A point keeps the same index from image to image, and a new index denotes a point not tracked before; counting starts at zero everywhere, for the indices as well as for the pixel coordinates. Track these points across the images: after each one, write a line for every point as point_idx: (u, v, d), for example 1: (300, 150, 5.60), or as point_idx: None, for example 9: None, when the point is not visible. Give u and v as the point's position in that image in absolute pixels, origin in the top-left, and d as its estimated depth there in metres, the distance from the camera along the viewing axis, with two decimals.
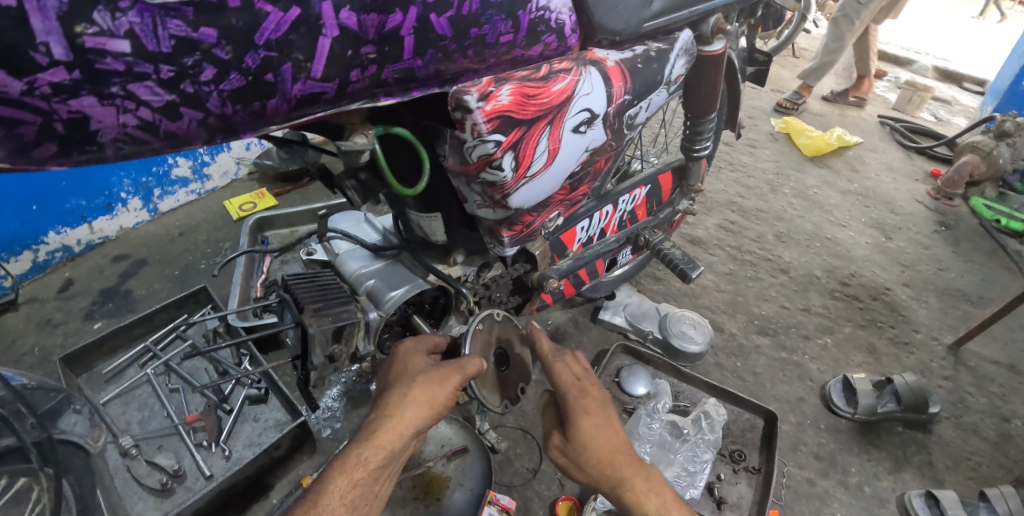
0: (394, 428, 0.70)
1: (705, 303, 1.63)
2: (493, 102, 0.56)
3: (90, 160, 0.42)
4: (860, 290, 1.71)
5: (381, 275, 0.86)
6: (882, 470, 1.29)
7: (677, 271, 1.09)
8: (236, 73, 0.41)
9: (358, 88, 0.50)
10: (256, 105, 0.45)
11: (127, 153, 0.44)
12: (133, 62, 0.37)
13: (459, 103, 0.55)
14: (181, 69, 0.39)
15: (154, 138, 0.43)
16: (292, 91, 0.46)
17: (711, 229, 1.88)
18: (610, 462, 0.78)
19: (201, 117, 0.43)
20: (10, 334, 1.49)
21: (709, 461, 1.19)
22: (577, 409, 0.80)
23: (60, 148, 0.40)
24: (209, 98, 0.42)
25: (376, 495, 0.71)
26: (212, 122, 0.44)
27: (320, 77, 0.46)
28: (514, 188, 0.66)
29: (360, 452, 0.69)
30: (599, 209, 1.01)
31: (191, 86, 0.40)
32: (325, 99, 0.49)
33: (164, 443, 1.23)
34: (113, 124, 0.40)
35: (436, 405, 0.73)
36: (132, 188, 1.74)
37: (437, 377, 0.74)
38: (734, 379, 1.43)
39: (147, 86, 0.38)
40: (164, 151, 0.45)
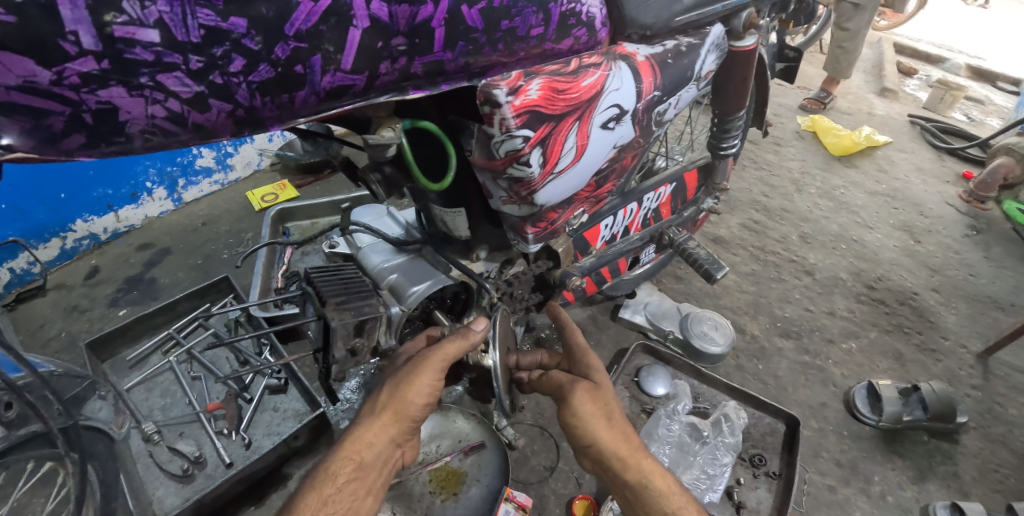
0: (362, 439, 0.73)
1: (727, 304, 1.60)
2: (522, 97, 0.55)
3: (117, 153, 0.42)
4: (886, 294, 1.66)
5: (403, 270, 0.86)
6: (907, 480, 1.26)
7: (701, 271, 1.07)
8: (266, 64, 0.41)
9: (387, 81, 0.49)
10: (284, 98, 0.44)
11: (154, 145, 0.43)
12: (162, 52, 0.37)
13: (488, 98, 0.54)
14: (210, 60, 0.38)
15: (181, 130, 0.42)
16: (321, 83, 0.45)
17: (734, 228, 1.85)
18: (626, 421, 0.80)
19: (229, 109, 0.42)
20: (39, 319, 1.53)
21: (730, 464, 1.17)
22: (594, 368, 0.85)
23: (88, 140, 0.39)
24: (238, 89, 0.41)
25: (355, 509, 0.72)
26: (240, 115, 0.43)
27: (349, 69, 0.45)
28: (541, 184, 0.65)
29: (329, 466, 0.73)
30: (624, 207, 0.99)
31: (221, 77, 0.40)
32: (353, 91, 0.48)
33: (185, 430, 1.25)
34: (141, 115, 0.39)
35: (403, 414, 0.74)
36: (157, 178, 1.77)
37: (403, 381, 0.73)
38: (755, 382, 1.41)
39: (176, 77, 0.38)
40: (192, 144, 0.45)
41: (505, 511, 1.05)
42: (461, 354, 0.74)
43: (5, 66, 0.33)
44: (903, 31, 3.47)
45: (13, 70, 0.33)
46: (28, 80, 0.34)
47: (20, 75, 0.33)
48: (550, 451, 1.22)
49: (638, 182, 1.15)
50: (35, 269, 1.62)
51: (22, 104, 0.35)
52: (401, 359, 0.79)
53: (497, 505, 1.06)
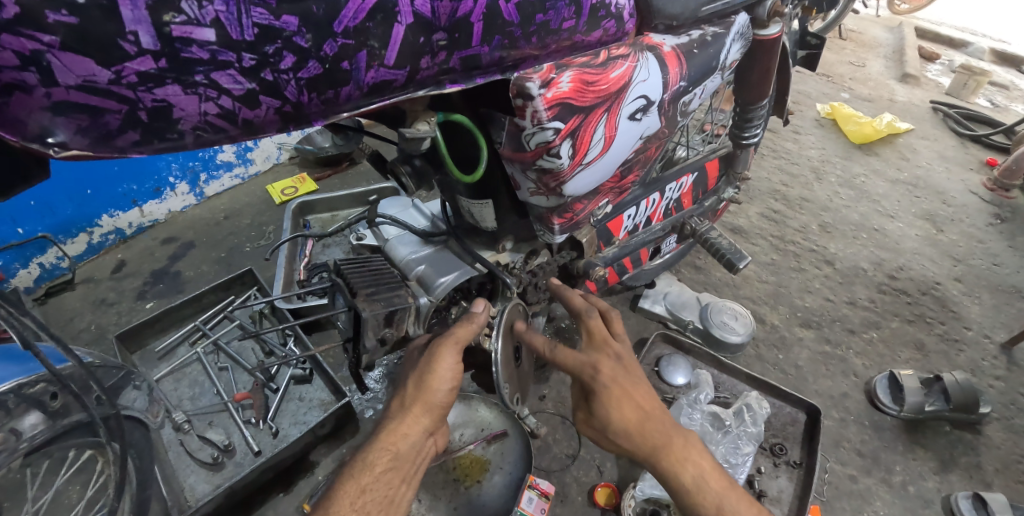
0: (396, 430, 0.75)
1: (747, 294, 1.59)
2: (554, 89, 0.55)
3: (168, 149, 0.43)
4: (908, 284, 1.65)
5: (430, 261, 0.87)
6: (929, 470, 1.26)
7: (723, 261, 1.07)
8: (315, 61, 0.42)
9: (427, 75, 0.50)
10: (330, 94, 0.45)
11: (204, 142, 0.44)
12: (217, 51, 0.38)
13: (521, 91, 0.54)
14: (262, 57, 0.40)
15: (232, 127, 0.43)
16: (365, 78, 0.46)
17: (753, 218, 1.83)
18: (637, 432, 0.76)
19: (278, 105, 0.43)
20: (69, 311, 1.58)
21: (752, 453, 1.18)
22: (597, 383, 0.78)
23: (142, 137, 0.40)
24: (287, 87, 0.42)
25: (391, 499, 0.74)
26: (287, 111, 0.44)
27: (392, 64, 0.46)
28: (569, 176, 0.65)
29: (366, 457, 0.75)
30: (646, 198, 0.99)
31: (271, 74, 0.41)
32: (394, 86, 0.48)
33: (214, 419, 1.30)
34: (195, 113, 0.40)
35: (432, 406, 0.76)
36: (180, 172, 1.80)
37: (425, 370, 0.75)
38: (775, 372, 1.41)
39: (229, 75, 0.39)
40: (239, 140, 0.46)
41: (528, 498, 1.07)
42: (471, 337, 0.77)
43: (67, 66, 0.34)
44: (924, 15, 3.39)
45: (74, 70, 0.34)
46: (88, 80, 0.35)
47: (80, 75, 0.35)
48: (572, 440, 1.24)
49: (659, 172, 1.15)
50: (64, 263, 1.66)
51: (78, 102, 0.36)
52: (416, 350, 0.80)
53: (521, 492, 1.08)
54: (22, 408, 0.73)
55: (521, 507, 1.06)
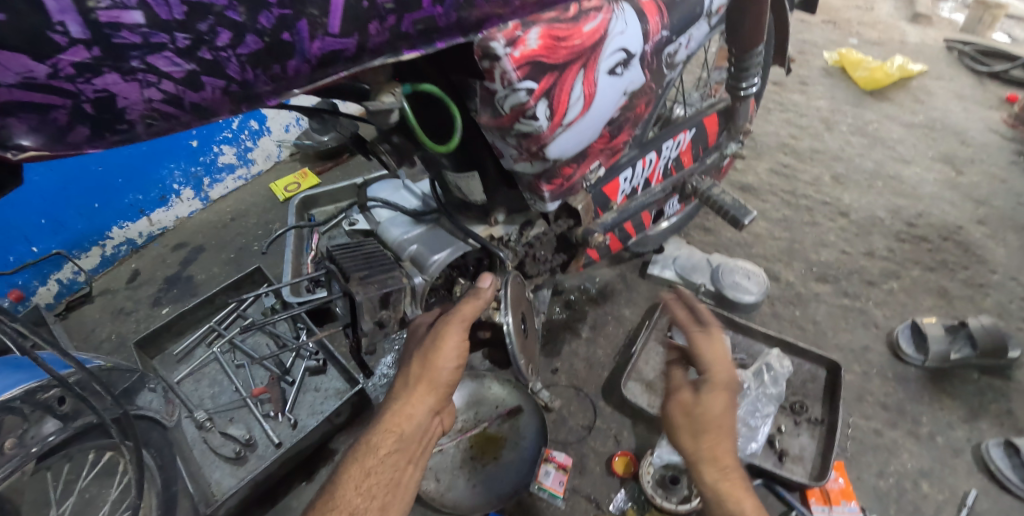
0: (401, 412, 0.76)
1: (760, 253, 1.55)
2: (521, 48, 0.53)
3: (124, 141, 0.42)
4: (928, 230, 1.59)
5: (423, 240, 0.85)
6: (957, 419, 1.23)
7: (728, 218, 1.04)
8: (252, 35, 0.40)
9: (379, 42, 0.47)
10: (276, 68, 0.44)
11: (158, 130, 0.43)
12: (149, 33, 0.36)
13: (486, 52, 0.52)
14: (197, 36, 0.38)
15: (181, 112, 0.42)
16: (311, 50, 0.44)
17: (762, 175, 1.78)
18: (722, 441, 0.74)
19: (223, 85, 0.42)
20: (90, 323, 1.62)
21: (772, 414, 1.14)
22: (716, 378, 0.78)
23: (93, 130, 0.40)
24: (229, 64, 0.41)
25: (398, 481, 0.74)
26: (236, 90, 0.43)
27: (337, 32, 0.44)
28: (551, 138, 0.63)
29: (370, 440, 0.75)
30: (642, 158, 0.96)
31: (209, 52, 0.39)
32: (345, 56, 0.46)
33: (234, 415, 1.32)
34: (139, 100, 0.39)
35: (437, 384, 0.77)
36: (183, 179, 1.81)
37: (429, 349, 0.75)
38: (793, 329, 1.38)
39: (166, 57, 0.38)
40: (193, 125, 0.45)
41: (546, 471, 1.10)
42: (478, 313, 0.77)
43: (3, 64, 0.33)
44: None
45: (10, 67, 0.33)
46: (26, 77, 0.34)
47: (18, 72, 0.34)
48: (587, 411, 1.23)
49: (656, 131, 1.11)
50: (80, 277, 1.69)
51: (23, 101, 0.35)
52: (421, 330, 0.79)
53: (537, 467, 1.10)
54: (37, 415, 0.72)
55: (539, 482, 1.09)
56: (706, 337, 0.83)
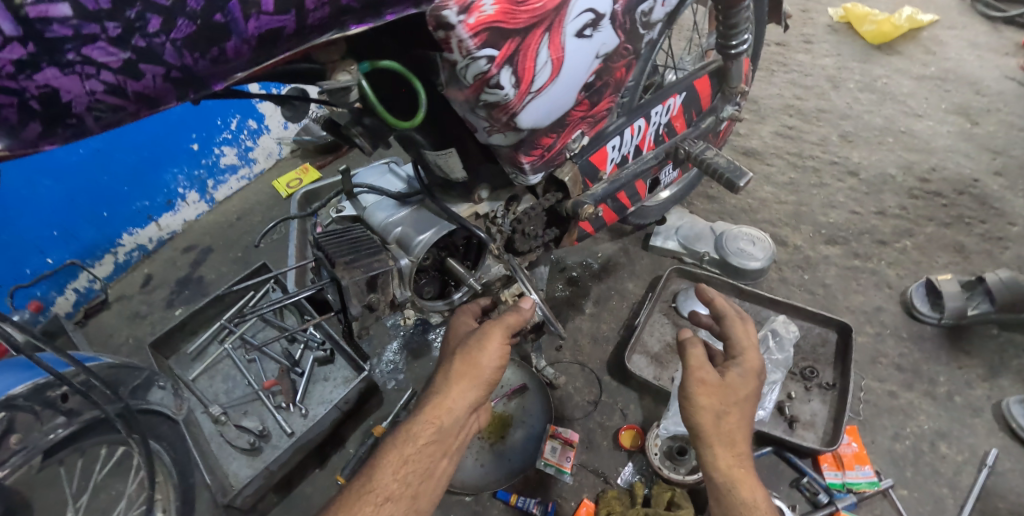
0: (441, 404, 0.76)
1: (766, 218, 1.49)
2: (476, 15, 0.51)
3: (77, 136, 0.44)
4: (942, 185, 1.52)
5: (408, 221, 0.84)
6: (976, 378, 1.19)
7: (722, 181, 1.00)
8: (184, 19, 0.40)
9: (319, 17, 0.46)
10: (215, 51, 0.43)
11: (108, 122, 0.44)
12: (80, 25, 0.37)
13: (439, 22, 0.50)
14: (127, 24, 0.38)
15: (127, 102, 0.43)
16: (248, 30, 0.43)
17: (766, 138, 1.71)
18: (739, 426, 0.73)
19: (164, 72, 0.42)
20: (108, 328, 1.67)
21: (778, 380, 1.12)
22: (746, 363, 0.78)
23: (45, 126, 0.41)
24: (165, 51, 0.41)
25: (430, 472, 0.75)
26: (178, 76, 0.43)
27: (272, 9, 0.43)
28: (520, 106, 0.62)
29: (410, 428, 0.75)
30: (630, 125, 0.94)
31: (143, 40, 0.39)
32: (286, 34, 0.46)
33: (248, 408, 1.36)
34: (82, 93, 0.40)
35: (480, 380, 0.78)
36: (187, 182, 1.82)
37: (473, 348, 0.77)
38: (802, 293, 1.34)
39: (100, 48, 0.38)
40: (143, 114, 0.46)
41: (551, 448, 1.10)
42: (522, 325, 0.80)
43: None
44: None
45: None
46: None
47: None
48: (593, 386, 1.22)
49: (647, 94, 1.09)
50: (96, 285, 1.71)
51: None
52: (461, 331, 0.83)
53: (544, 443, 1.11)
54: (48, 413, 0.74)
55: (545, 457, 1.09)
56: (742, 326, 0.84)
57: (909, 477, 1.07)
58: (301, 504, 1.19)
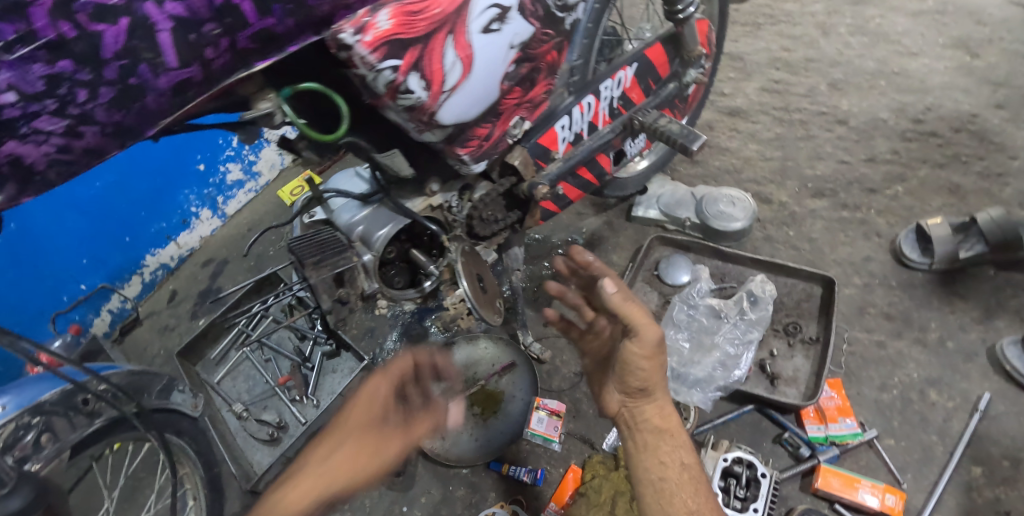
0: (313, 482, 0.71)
1: (750, 177, 1.47)
2: (373, 32, 0.56)
3: (44, 187, 0.51)
4: (937, 124, 1.48)
5: (368, 220, 0.90)
6: (970, 321, 1.17)
7: (676, 146, 1.02)
8: (105, 87, 0.46)
9: (223, 63, 0.52)
10: (139, 106, 0.49)
11: (64, 171, 0.52)
12: (24, 106, 0.44)
13: (339, 44, 0.56)
14: (62, 98, 0.45)
15: (77, 156, 0.50)
16: (161, 84, 0.49)
17: (752, 95, 1.64)
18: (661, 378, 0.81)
19: (101, 129, 0.49)
20: (142, 343, 1.83)
21: (756, 340, 1.14)
22: None
23: (19, 186, 0.49)
24: (97, 114, 0.48)
25: None
26: (112, 131, 0.50)
27: (177, 65, 0.49)
28: (437, 105, 0.65)
29: (273, 502, 0.70)
30: (579, 103, 0.96)
31: (76, 108, 0.46)
32: (196, 82, 0.51)
33: (268, 403, 1.47)
34: (40, 156, 0.48)
35: (366, 462, 0.74)
36: (199, 201, 1.92)
37: (374, 437, 0.77)
38: (787, 251, 1.33)
39: (44, 120, 0.45)
40: (95, 164, 0.53)
41: (538, 418, 1.20)
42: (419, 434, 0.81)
43: None
44: None
45: None
46: None
47: None
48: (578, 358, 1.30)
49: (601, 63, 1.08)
50: (128, 304, 1.85)
51: None
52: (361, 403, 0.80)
53: (531, 415, 1.21)
54: (82, 419, 0.86)
55: (532, 427, 1.20)
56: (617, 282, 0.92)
57: (896, 426, 1.08)
58: None
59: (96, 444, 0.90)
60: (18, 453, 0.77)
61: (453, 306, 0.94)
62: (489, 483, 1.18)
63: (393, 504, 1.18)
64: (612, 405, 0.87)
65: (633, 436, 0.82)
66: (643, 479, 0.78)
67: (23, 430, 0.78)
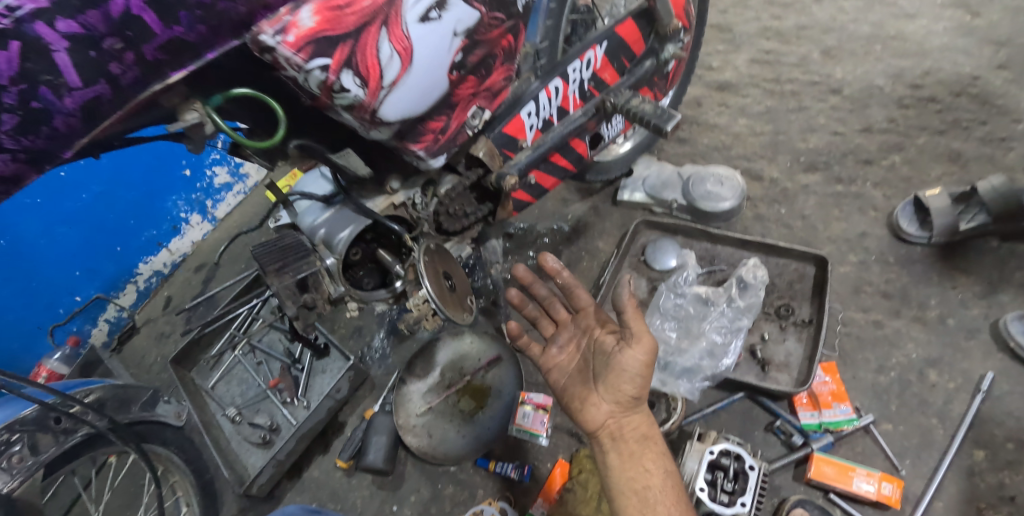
0: None
1: (740, 153, 1.41)
2: (295, 31, 0.52)
3: None
4: (936, 89, 1.41)
5: (330, 222, 0.87)
6: (972, 297, 1.12)
7: (650, 127, 0.97)
8: (6, 114, 0.44)
9: (132, 77, 0.49)
10: (47, 130, 0.47)
11: None
12: None
13: (261, 46, 0.52)
14: None
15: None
16: (67, 106, 0.47)
17: (741, 67, 1.57)
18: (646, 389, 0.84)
19: (11, 156, 0.47)
20: (139, 352, 1.73)
21: (746, 327, 1.09)
22: None
23: None
24: (3, 141, 0.46)
25: None
26: (25, 157, 0.48)
27: (81, 84, 0.46)
28: (377, 102, 0.62)
29: None
30: (546, 88, 0.91)
31: None
32: (108, 100, 0.49)
33: (261, 407, 1.38)
34: None
35: None
36: (188, 206, 1.77)
37: None
38: (779, 230, 1.28)
39: None
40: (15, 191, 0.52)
41: (524, 413, 1.18)
42: None
43: None
44: None
45: None
46: None
47: None
48: None
49: (570, 43, 1.03)
50: (125, 313, 1.74)
51: None
52: None
53: (516, 410, 1.19)
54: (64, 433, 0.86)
55: (518, 422, 1.18)
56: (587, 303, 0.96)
57: (894, 410, 1.04)
58: (311, 487, 1.28)
59: (72, 460, 0.90)
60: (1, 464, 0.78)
61: (416, 307, 0.90)
62: (478, 480, 1.17)
63: (383, 504, 1.19)
64: (597, 416, 0.84)
65: (617, 446, 0.81)
66: (626, 488, 0.76)
67: (3, 446, 0.79)
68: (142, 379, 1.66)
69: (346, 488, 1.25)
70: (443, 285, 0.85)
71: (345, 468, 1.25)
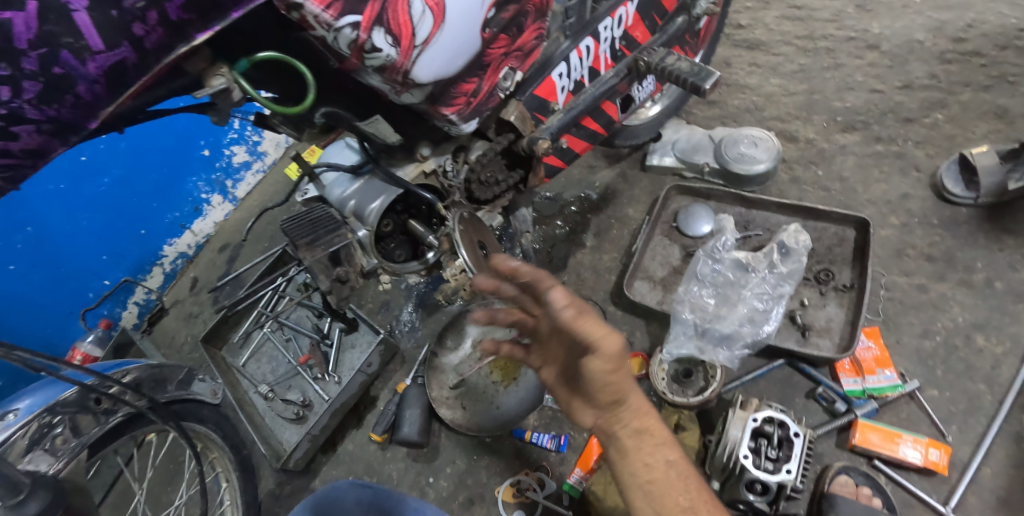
0: None
1: (773, 115, 1.35)
2: None
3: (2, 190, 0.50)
4: (981, 42, 1.33)
5: (360, 193, 0.86)
6: (1021, 259, 1.08)
7: (687, 86, 0.93)
8: (27, 81, 0.42)
9: (157, 38, 0.45)
10: (71, 98, 0.45)
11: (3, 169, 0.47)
12: None
13: (289, 4, 0.48)
14: None
15: (20, 159, 0.47)
16: (91, 72, 0.44)
17: (772, 24, 1.49)
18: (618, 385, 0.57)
19: (35, 127, 0.45)
20: (169, 331, 1.74)
21: (788, 294, 1.06)
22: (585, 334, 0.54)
23: None
24: (27, 111, 0.44)
25: None
26: (50, 127, 0.46)
27: (104, 48, 0.43)
28: (409, 62, 0.59)
29: None
30: (576, 47, 0.87)
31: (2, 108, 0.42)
32: (132, 64, 0.46)
33: (292, 383, 1.38)
34: None
35: None
36: (208, 187, 1.76)
37: None
38: (816, 192, 1.23)
39: None
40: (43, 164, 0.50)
41: None
42: None
43: None
44: None
45: None
46: None
47: None
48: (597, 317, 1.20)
49: None
50: (153, 295, 1.75)
51: None
52: None
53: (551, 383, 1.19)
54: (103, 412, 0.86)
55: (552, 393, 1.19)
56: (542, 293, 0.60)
57: (939, 376, 1.01)
58: (346, 460, 1.29)
59: (114, 440, 0.90)
60: (47, 446, 0.78)
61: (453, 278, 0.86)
62: (511, 451, 1.18)
63: (418, 476, 1.21)
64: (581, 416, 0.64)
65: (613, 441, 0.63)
66: (628, 486, 0.61)
67: (47, 429, 0.79)
68: (174, 358, 1.68)
69: (381, 461, 1.26)
70: (477, 252, 0.83)
71: (380, 442, 1.27)
